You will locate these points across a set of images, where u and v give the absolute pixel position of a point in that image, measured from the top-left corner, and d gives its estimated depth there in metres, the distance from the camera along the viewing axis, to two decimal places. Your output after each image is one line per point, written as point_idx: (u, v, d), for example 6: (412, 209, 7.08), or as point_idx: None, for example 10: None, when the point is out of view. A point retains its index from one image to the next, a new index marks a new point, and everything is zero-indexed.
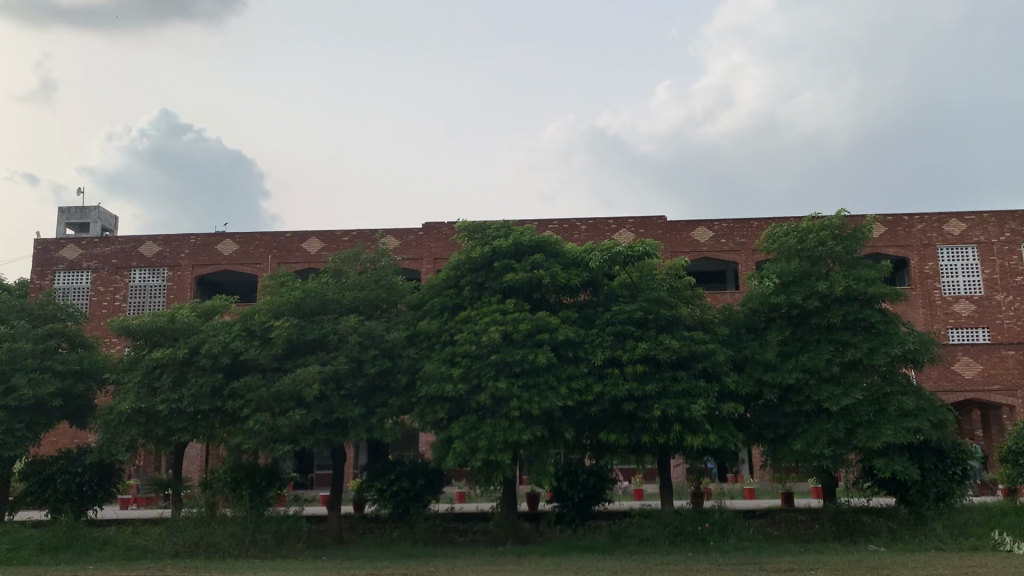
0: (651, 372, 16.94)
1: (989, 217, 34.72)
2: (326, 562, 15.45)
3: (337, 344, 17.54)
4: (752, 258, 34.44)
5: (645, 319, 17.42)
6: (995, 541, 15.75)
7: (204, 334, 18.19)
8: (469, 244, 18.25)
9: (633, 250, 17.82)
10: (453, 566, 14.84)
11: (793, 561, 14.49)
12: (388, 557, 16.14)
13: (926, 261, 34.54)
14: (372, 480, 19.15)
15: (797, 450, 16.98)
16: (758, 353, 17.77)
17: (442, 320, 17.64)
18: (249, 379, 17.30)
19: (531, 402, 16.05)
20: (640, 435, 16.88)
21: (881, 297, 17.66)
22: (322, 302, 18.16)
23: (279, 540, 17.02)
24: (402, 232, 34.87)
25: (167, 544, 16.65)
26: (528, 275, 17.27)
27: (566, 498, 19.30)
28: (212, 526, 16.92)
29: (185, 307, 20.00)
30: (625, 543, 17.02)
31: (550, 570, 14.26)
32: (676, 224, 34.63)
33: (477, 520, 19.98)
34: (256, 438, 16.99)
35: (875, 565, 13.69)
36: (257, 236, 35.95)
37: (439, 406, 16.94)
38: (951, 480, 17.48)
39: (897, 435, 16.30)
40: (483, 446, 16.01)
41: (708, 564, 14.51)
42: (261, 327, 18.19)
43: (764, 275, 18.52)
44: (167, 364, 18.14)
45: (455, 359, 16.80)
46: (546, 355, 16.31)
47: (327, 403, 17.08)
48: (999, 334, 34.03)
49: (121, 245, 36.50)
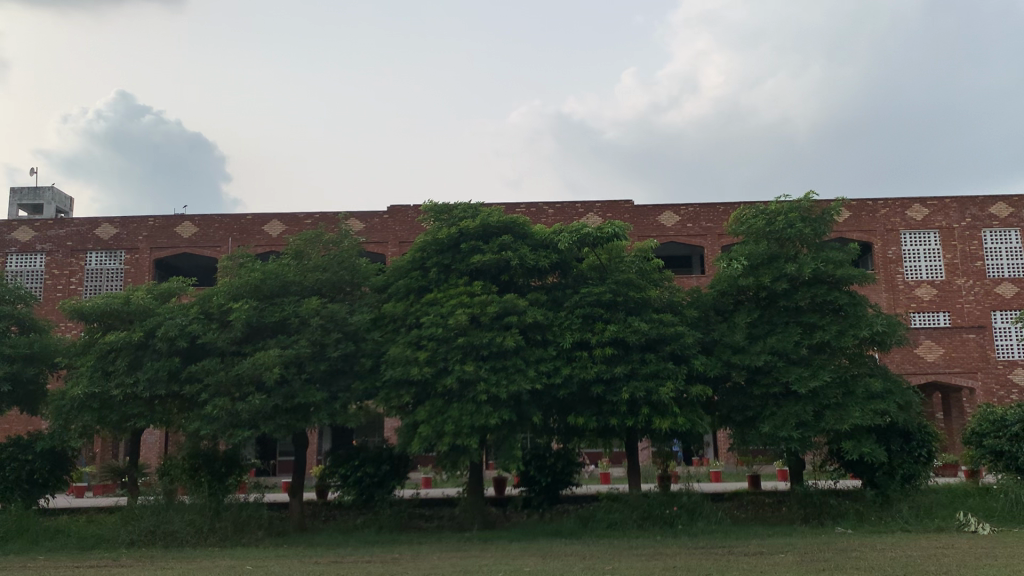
0: (620, 355, 16.72)
1: (951, 203, 35.05)
2: (287, 550, 15.04)
3: (299, 327, 17.08)
4: (717, 242, 34.47)
5: (614, 302, 17.18)
6: (960, 522, 15.80)
7: (161, 316, 17.59)
8: (434, 226, 17.86)
9: (603, 232, 17.64)
10: (418, 553, 14.52)
11: (762, 544, 14.38)
12: (352, 544, 15.74)
13: (889, 246, 34.81)
14: (336, 466, 18.75)
15: (766, 433, 16.89)
16: (726, 336, 17.64)
17: (408, 302, 17.27)
18: (206, 363, 16.75)
19: (498, 385, 15.73)
20: (608, 418, 16.66)
21: (849, 279, 17.62)
22: (283, 284, 17.68)
23: (238, 528, 16.54)
24: (367, 215, 34.32)
25: (121, 533, 16.09)
26: (496, 257, 16.96)
27: (533, 483, 19.10)
28: (169, 514, 16.41)
29: (141, 289, 19.35)
30: (593, 527, 16.84)
31: (517, 556, 14.01)
32: (643, 207, 34.47)
33: (443, 505, 19.68)
34: (215, 423, 16.47)
35: (844, 548, 13.63)
36: (217, 218, 35.14)
37: (404, 390, 16.57)
38: (916, 462, 17.54)
39: (864, 417, 16.28)
40: (449, 430, 15.68)
41: (677, 548, 14.34)
42: (220, 309, 17.64)
43: (733, 257, 18.34)
44: (122, 347, 17.52)
45: (421, 342, 16.44)
46: (514, 338, 16.01)
47: (288, 387, 16.59)
48: (959, 318, 34.45)
49: (76, 227, 35.49)
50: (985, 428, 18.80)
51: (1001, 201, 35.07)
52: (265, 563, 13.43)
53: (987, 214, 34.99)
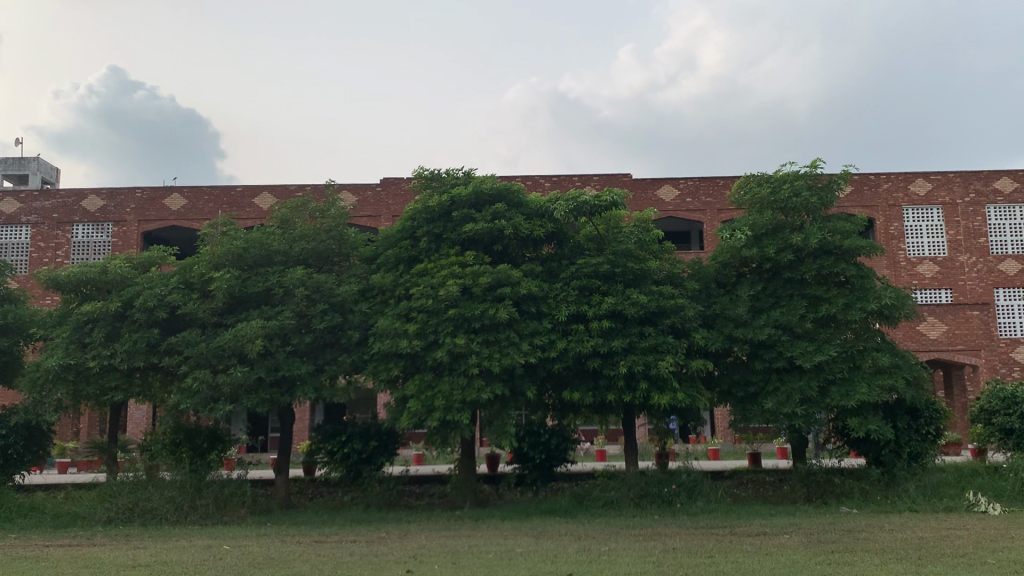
0: (618, 328, 16.08)
1: (954, 178, 34.34)
2: (269, 529, 14.41)
3: (283, 299, 16.38)
4: (717, 217, 33.78)
5: (612, 274, 16.51)
6: (970, 502, 15.24)
7: (139, 286, 16.90)
8: (425, 194, 17.13)
9: (601, 200, 16.75)
10: (406, 532, 13.91)
11: (764, 524, 13.79)
12: (337, 523, 15.12)
13: (892, 222, 34.11)
14: (322, 442, 18.16)
15: (768, 410, 16.27)
16: (728, 309, 16.98)
17: (397, 273, 16.55)
18: (187, 335, 16.07)
19: (491, 359, 15.06)
20: (606, 393, 16.01)
21: (856, 250, 16.98)
22: (267, 254, 16.95)
23: (220, 505, 15.92)
24: (360, 188, 33.56)
25: (98, 510, 15.48)
26: (488, 226, 16.17)
27: (526, 460, 18.52)
28: (148, 491, 15.76)
29: (120, 258, 18.60)
30: (589, 506, 16.26)
31: (510, 535, 13.41)
32: (642, 181, 33.69)
33: (434, 483, 19.09)
34: (195, 397, 15.81)
35: (851, 528, 13.05)
36: (206, 190, 34.31)
37: (393, 362, 15.88)
38: (924, 440, 16.97)
39: (871, 393, 15.68)
40: (439, 404, 15.02)
41: (676, 528, 13.77)
42: (202, 279, 16.89)
43: (736, 228, 17.65)
44: (100, 318, 16.81)
45: (410, 314, 15.76)
46: (507, 310, 15.31)
47: (272, 359, 15.87)
48: (962, 295, 33.84)
49: (62, 199, 34.69)
50: (994, 405, 18.17)
51: (1006, 175, 34.37)
52: (243, 543, 12.81)
53: (991, 189, 34.30)
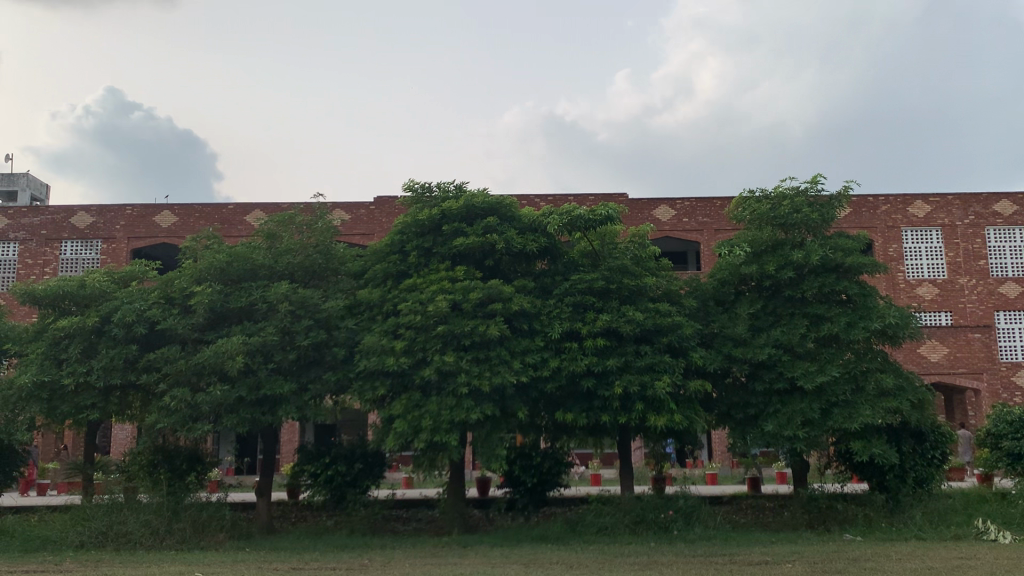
0: (614, 346, 15.55)
1: (953, 200, 33.98)
2: (247, 555, 13.75)
3: (266, 314, 15.84)
4: (714, 238, 33.35)
5: (607, 290, 15.99)
6: (979, 530, 14.65)
7: (118, 300, 16.34)
8: (415, 207, 16.63)
9: (595, 214, 16.31)
10: (390, 559, 13.28)
11: (766, 553, 13.17)
12: (319, 549, 14.51)
13: (890, 244, 33.67)
14: (306, 464, 17.54)
15: (769, 432, 15.69)
16: (727, 327, 16.48)
17: (385, 288, 16.01)
18: (165, 351, 15.48)
19: (481, 378, 14.50)
20: (599, 415, 15.45)
21: (859, 268, 16.50)
22: (251, 268, 16.42)
23: (198, 529, 15.26)
24: (353, 206, 33.10)
25: (70, 535, 14.81)
26: (480, 240, 15.67)
27: (518, 483, 17.89)
28: (123, 514, 15.10)
29: (100, 272, 18.06)
30: (582, 532, 15.63)
31: (499, 563, 12.79)
32: (638, 201, 33.26)
33: (421, 507, 18.43)
34: (173, 416, 15.21)
35: (858, 557, 12.43)
36: (197, 207, 33.80)
37: (379, 381, 15.31)
38: (929, 465, 16.40)
39: (875, 416, 15.11)
40: (427, 425, 14.42)
41: (673, 556, 13.14)
42: (183, 293, 16.33)
43: (734, 244, 17.27)
44: (76, 334, 16.25)
45: (398, 331, 15.21)
46: (498, 327, 14.77)
47: (254, 377, 15.28)
48: (962, 318, 33.37)
49: (51, 215, 34.16)
50: (1001, 429, 17.60)
51: (1005, 198, 34.00)
52: (217, 570, 12.18)
53: (991, 211, 33.93)
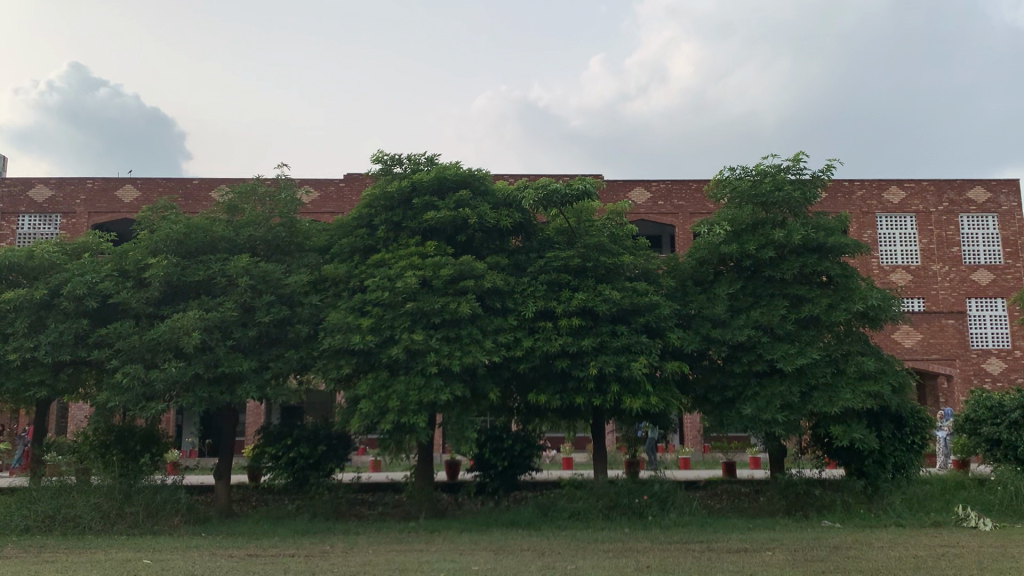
0: (589, 326, 15.00)
1: (928, 186, 33.83)
2: (202, 541, 13.05)
3: (226, 288, 15.09)
4: (690, 220, 32.94)
5: (583, 268, 15.44)
6: (959, 517, 14.34)
7: (68, 273, 15.49)
8: (383, 179, 15.92)
9: (571, 189, 15.63)
10: (352, 545, 12.65)
11: (743, 539, 12.71)
12: (278, 534, 13.84)
13: (865, 230, 33.42)
14: (267, 446, 16.83)
15: (747, 416, 15.22)
16: (706, 307, 16.00)
17: (352, 264, 15.31)
18: (118, 326, 14.68)
19: (451, 357, 13.88)
20: (573, 396, 14.90)
21: (840, 249, 16.07)
22: (211, 241, 15.65)
23: (152, 513, 14.54)
24: (322, 183, 32.24)
25: (14, 518, 13.99)
26: (451, 214, 14.99)
27: (488, 467, 17.32)
28: (73, 497, 14.33)
29: (51, 243, 17.17)
30: (554, 517, 15.10)
31: (467, 549, 12.21)
32: (614, 182, 32.71)
33: (388, 492, 17.82)
34: (125, 394, 14.41)
35: (839, 545, 12.01)
36: (160, 181, 32.73)
37: (344, 359, 14.63)
38: (910, 450, 16.04)
39: (856, 400, 14.69)
40: (393, 406, 13.77)
41: (649, 543, 12.65)
42: (138, 266, 15.52)
43: (714, 223, 16.79)
44: (24, 307, 15.39)
45: (365, 308, 14.55)
46: (470, 305, 14.14)
47: (211, 355, 14.51)
48: (934, 305, 33.30)
49: (8, 187, 32.90)
50: (980, 414, 17.32)
51: (979, 185, 33.94)
52: (167, 557, 11.48)
53: (964, 198, 33.86)
